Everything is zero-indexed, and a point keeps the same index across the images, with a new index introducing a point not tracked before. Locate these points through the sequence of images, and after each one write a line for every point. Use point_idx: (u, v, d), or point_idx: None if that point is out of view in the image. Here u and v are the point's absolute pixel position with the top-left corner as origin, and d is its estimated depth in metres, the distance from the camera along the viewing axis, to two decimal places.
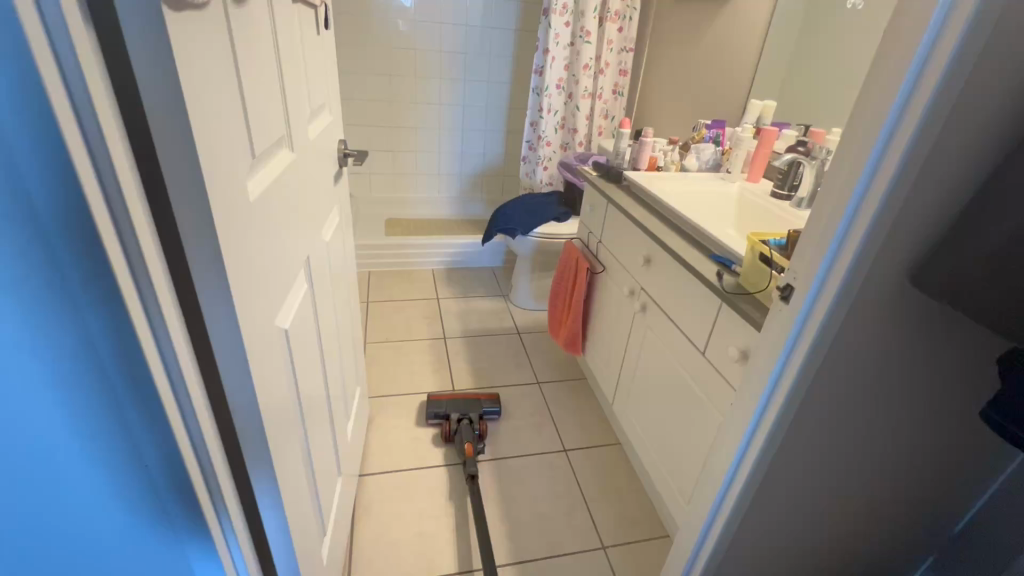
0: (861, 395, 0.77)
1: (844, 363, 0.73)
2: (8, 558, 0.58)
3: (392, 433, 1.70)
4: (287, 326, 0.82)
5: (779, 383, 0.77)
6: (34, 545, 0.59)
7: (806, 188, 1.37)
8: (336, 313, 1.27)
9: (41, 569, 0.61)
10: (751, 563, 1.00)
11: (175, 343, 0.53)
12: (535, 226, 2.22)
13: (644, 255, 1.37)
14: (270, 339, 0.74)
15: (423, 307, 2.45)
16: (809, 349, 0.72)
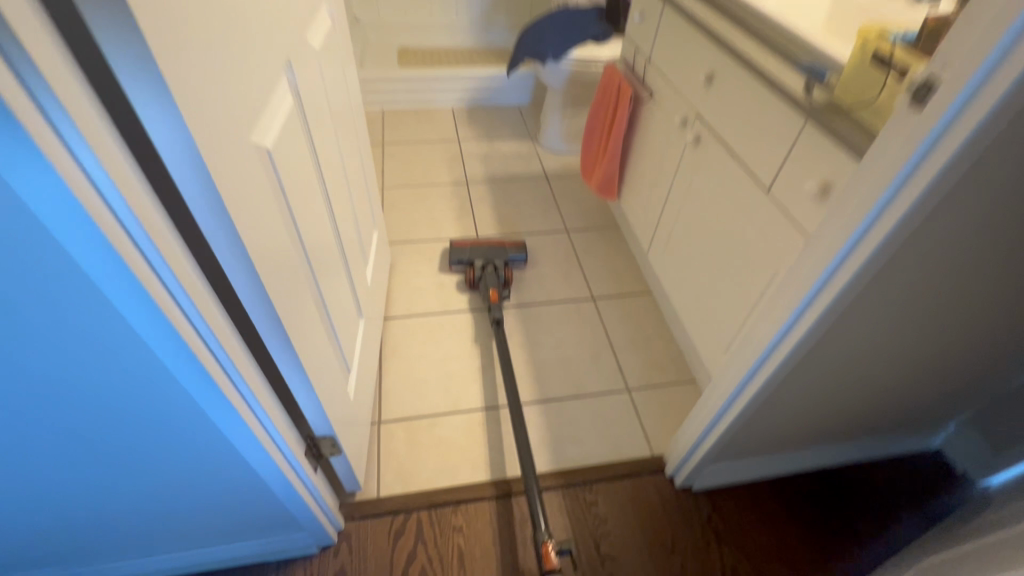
0: (969, 225, 0.63)
1: (968, 186, 0.57)
2: (18, 408, 0.58)
3: (414, 279, 1.65)
4: (269, 147, 0.68)
5: (873, 228, 0.61)
6: (39, 398, 0.58)
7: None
8: (341, 145, 1.11)
9: (55, 418, 0.61)
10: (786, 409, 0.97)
11: (104, 151, 0.42)
12: (570, 48, 1.89)
13: (705, 72, 1.11)
14: (248, 158, 0.61)
15: (443, 149, 2.24)
16: (935, 175, 0.54)
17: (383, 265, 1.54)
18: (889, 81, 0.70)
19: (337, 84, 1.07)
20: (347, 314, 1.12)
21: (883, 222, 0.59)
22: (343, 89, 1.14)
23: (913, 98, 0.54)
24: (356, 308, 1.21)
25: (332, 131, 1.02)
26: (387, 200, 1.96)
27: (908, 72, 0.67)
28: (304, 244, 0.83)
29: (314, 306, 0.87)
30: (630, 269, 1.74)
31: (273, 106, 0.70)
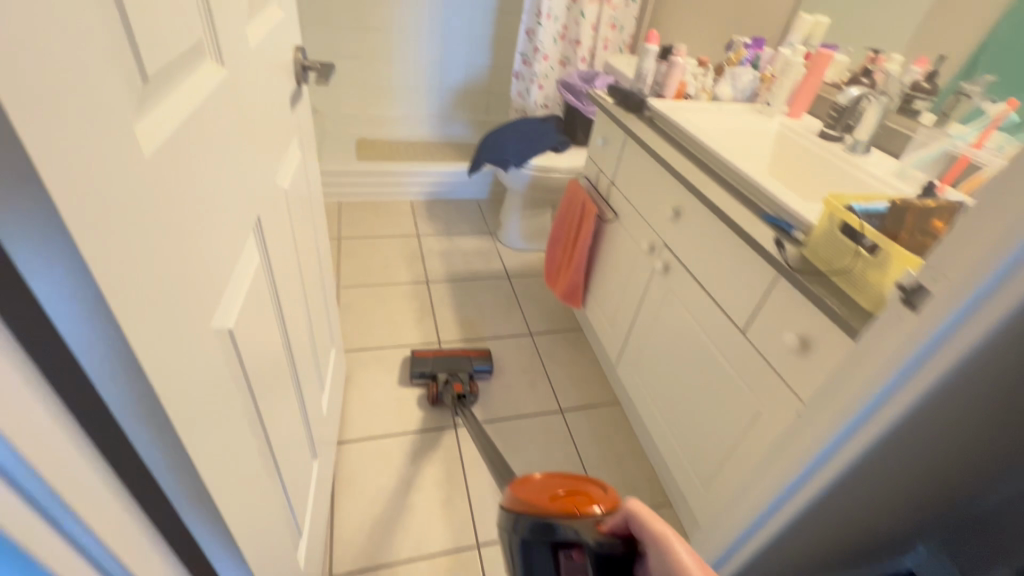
0: (948, 416, 0.63)
1: (954, 392, 0.57)
2: None
3: (373, 395, 1.54)
4: (228, 325, 0.57)
5: (865, 423, 0.60)
6: None
7: (970, 134, 1.04)
8: (306, 273, 1.03)
9: None
10: (773, 563, 0.92)
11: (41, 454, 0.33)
12: (531, 157, 1.95)
13: (671, 207, 1.16)
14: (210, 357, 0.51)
15: (403, 246, 2.20)
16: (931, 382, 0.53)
17: (339, 383, 1.42)
18: (861, 251, 0.72)
19: (305, 211, 1.01)
20: (302, 462, 0.98)
21: (875, 420, 0.59)
22: (310, 214, 1.07)
23: (907, 298, 0.55)
24: (311, 448, 1.07)
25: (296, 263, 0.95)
26: (343, 301, 1.86)
27: (879, 248, 0.69)
28: (266, 410, 0.72)
29: (269, 474, 0.74)
30: (597, 376, 1.70)
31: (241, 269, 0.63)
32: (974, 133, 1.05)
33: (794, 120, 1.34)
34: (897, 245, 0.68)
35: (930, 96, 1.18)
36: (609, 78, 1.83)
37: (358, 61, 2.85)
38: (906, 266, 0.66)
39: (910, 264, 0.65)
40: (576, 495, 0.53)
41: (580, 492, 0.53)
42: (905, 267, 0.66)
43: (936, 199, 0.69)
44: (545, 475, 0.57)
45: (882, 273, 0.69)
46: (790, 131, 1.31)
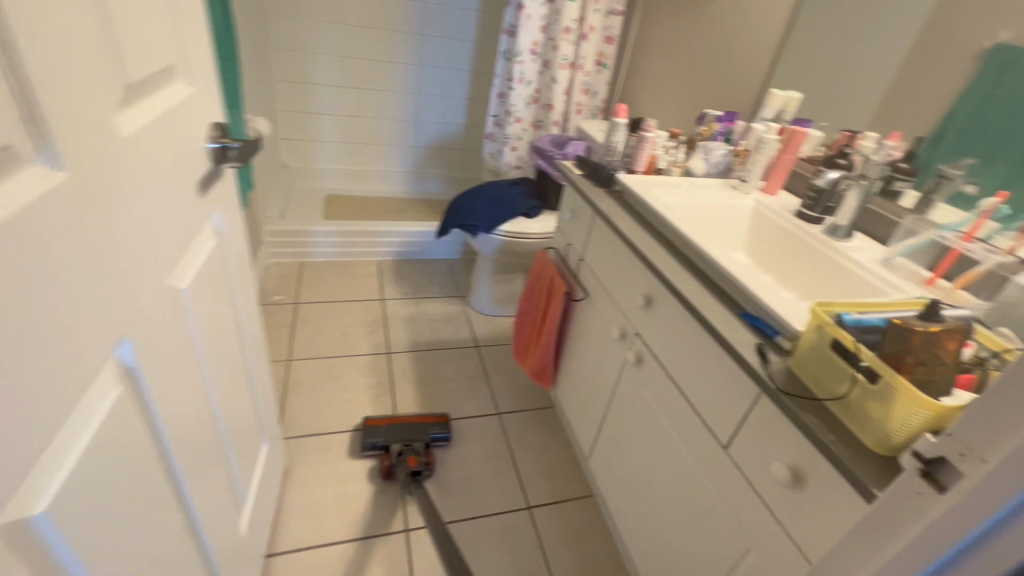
0: None
1: None
2: None
3: (314, 493, 1.36)
4: (37, 512, 0.41)
5: None
6: None
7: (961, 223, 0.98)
8: (221, 372, 0.89)
9: None
10: None
11: None
12: (501, 222, 1.86)
13: (641, 293, 1.05)
14: None
15: (364, 311, 2.06)
16: None
17: (272, 483, 1.24)
18: (858, 377, 0.61)
19: (222, 302, 0.87)
20: None
21: None
22: (231, 302, 0.94)
23: (927, 473, 0.43)
24: None
25: (204, 366, 0.80)
26: (291, 376, 1.69)
27: (881, 378, 0.58)
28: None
29: None
30: (569, 464, 1.55)
31: (85, 415, 0.48)
32: (966, 222, 0.98)
33: (770, 197, 1.28)
34: (901, 376, 0.57)
35: (911, 178, 1.12)
36: (581, 144, 1.78)
37: (329, 117, 2.79)
38: (915, 404, 0.55)
39: (921, 404, 0.54)
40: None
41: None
42: (914, 406, 0.55)
43: (941, 321, 0.59)
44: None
45: (886, 408, 0.58)
46: (766, 209, 1.24)
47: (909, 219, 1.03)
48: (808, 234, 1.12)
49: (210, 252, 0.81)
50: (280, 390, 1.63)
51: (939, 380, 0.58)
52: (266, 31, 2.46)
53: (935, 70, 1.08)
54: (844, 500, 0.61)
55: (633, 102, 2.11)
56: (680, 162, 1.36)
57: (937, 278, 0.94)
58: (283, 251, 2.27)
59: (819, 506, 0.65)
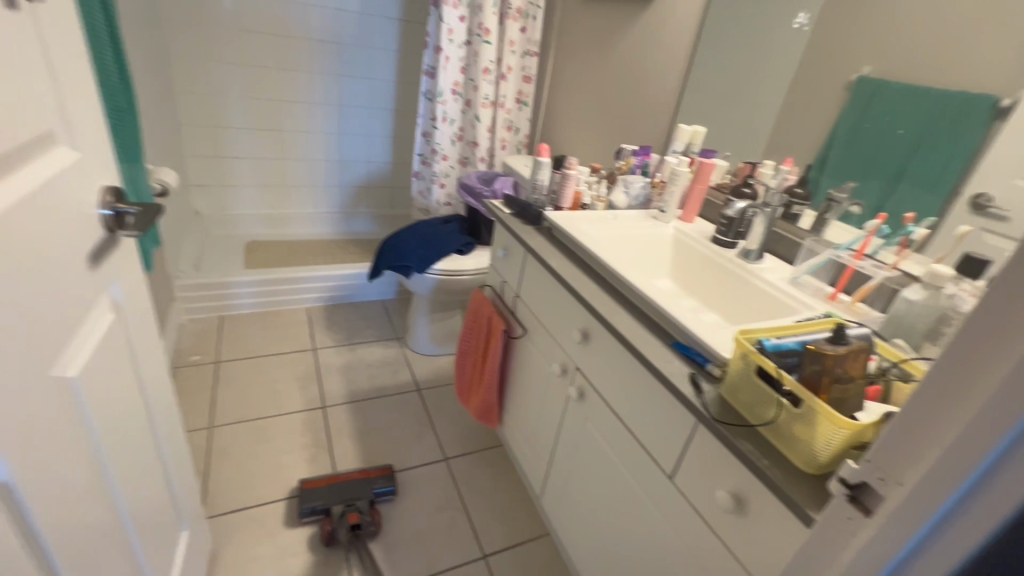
0: None
1: None
2: None
3: (247, 575, 1.23)
4: None
5: None
6: None
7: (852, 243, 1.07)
8: (127, 459, 0.79)
9: None
10: None
11: None
12: (434, 261, 1.84)
13: (578, 328, 1.07)
14: None
15: (295, 364, 1.94)
16: None
17: (195, 572, 1.11)
18: (783, 401, 0.65)
19: (125, 381, 0.78)
20: None
21: None
22: (137, 379, 0.85)
23: (853, 497, 0.45)
24: None
25: (105, 457, 0.71)
26: (215, 444, 1.55)
27: (802, 401, 0.62)
28: None
29: None
30: (523, 504, 1.52)
31: None
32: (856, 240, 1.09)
33: (688, 224, 1.36)
34: (819, 398, 0.61)
35: (806, 201, 1.24)
36: (508, 180, 1.81)
37: (245, 161, 2.67)
38: (834, 424, 0.59)
39: (839, 424, 0.58)
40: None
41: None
42: (833, 426, 0.59)
43: (848, 343, 0.63)
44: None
45: (810, 429, 0.61)
46: (685, 236, 1.31)
47: (809, 240, 1.14)
48: (725, 258, 1.20)
49: (108, 327, 0.73)
50: (201, 462, 1.48)
51: (851, 398, 0.63)
52: (170, 75, 2.33)
53: (815, 107, 1.21)
54: (783, 521, 0.64)
55: (554, 136, 2.19)
56: (603, 195, 1.41)
57: (838, 294, 1.03)
58: (200, 307, 2.10)
59: (762, 528, 0.67)
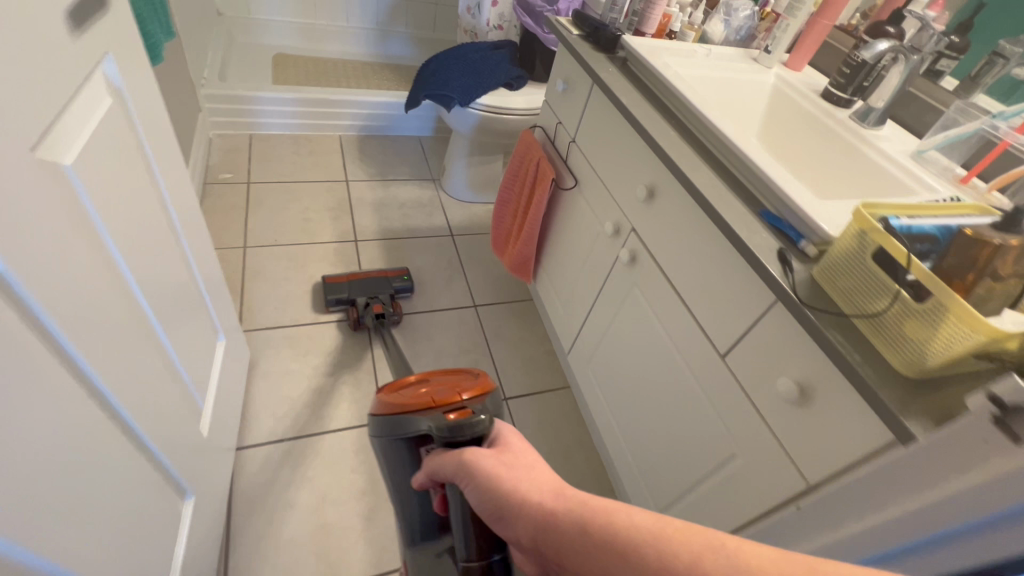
0: None
1: None
2: None
3: (283, 387, 1.30)
4: None
5: None
6: None
7: (1015, 114, 0.84)
8: (150, 264, 0.75)
9: None
10: None
11: None
12: (479, 94, 1.61)
13: (643, 184, 0.92)
14: None
15: (326, 194, 1.86)
16: None
17: (236, 378, 1.17)
18: (900, 294, 0.53)
19: (134, 179, 0.70)
20: (163, 514, 0.76)
21: None
22: (150, 179, 0.77)
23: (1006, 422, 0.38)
24: (181, 487, 0.84)
25: (123, 259, 0.66)
26: (248, 265, 1.55)
27: (929, 295, 0.50)
28: (45, 520, 0.48)
29: None
30: (547, 358, 1.53)
31: None
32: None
33: (794, 74, 1.10)
34: (955, 294, 0.49)
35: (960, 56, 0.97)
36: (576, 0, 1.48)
37: None
38: (968, 327, 0.48)
39: (977, 328, 0.47)
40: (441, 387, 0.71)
41: (445, 386, 0.70)
42: (967, 329, 0.48)
43: (1020, 233, 0.51)
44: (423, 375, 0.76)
45: (931, 328, 0.51)
46: (789, 90, 1.08)
47: (958, 105, 0.90)
48: (834, 120, 0.99)
49: (104, 115, 0.61)
50: (236, 279, 1.50)
51: (992, 303, 0.52)
52: None
53: None
54: (854, 420, 0.58)
55: None
56: (699, 23, 1.12)
57: (972, 177, 0.84)
58: (227, 122, 1.97)
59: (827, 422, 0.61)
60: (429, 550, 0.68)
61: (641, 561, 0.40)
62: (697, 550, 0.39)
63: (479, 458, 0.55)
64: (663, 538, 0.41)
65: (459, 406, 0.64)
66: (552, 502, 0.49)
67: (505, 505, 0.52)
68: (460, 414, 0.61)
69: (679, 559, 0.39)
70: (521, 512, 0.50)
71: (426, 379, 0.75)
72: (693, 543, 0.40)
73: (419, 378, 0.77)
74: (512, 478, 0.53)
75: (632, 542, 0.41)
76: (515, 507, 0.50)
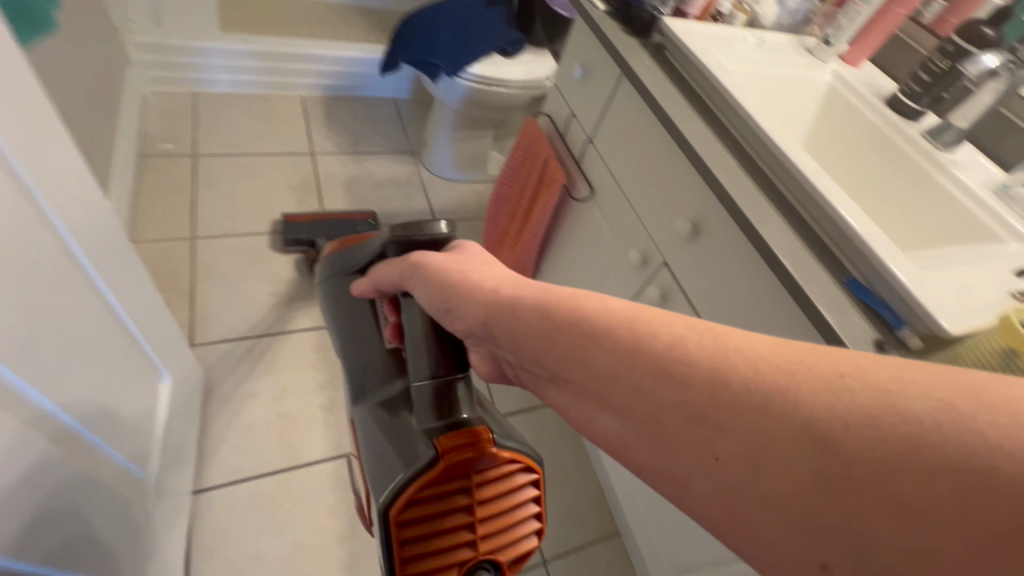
0: None
1: None
2: None
3: (246, 412, 1.13)
4: None
5: None
6: None
7: None
8: (53, 343, 0.56)
9: None
10: None
11: None
12: (470, 61, 1.37)
13: (685, 216, 0.76)
14: None
15: (289, 169, 1.61)
16: None
17: (188, 414, 1.00)
18: None
19: (14, 237, 0.50)
20: None
21: None
22: (42, 219, 0.56)
23: None
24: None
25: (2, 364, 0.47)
26: (198, 261, 1.32)
27: None
28: None
29: None
30: None
31: None
32: None
33: (853, 70, 0.93)
34: None
35: None
36: None
37: None
38: None
39: None
40: None
41: None
42: None
43: None
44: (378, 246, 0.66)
45: None
46: (847, 91, 0.91)
47: None
48: (904, 137, 0.84)
49: None
50: (185, 280, 1.28)
51: None
52: None
53: None
54: None
55: None
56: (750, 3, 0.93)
57: None
58: (164, 76, 1.65)
59: None
60: (368, 402, 0.55)
61: (604, 348, 0.32)
62: (675, 334, 0.30)
63: (429, 257, 0.49)
64: (634, 324, 0.32)
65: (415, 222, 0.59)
66: (513, 290, 0.41)
67: (454, 297, 0.44)
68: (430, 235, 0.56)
69: (654, 338, 0.30)
70: (472, 298, 0.42)
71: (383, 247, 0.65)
72: (670, 328, 0.31)
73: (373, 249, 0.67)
74: (468, 270, 0.45)
75: (596, 318, 0.33)
76: (466, 293, 0.43)
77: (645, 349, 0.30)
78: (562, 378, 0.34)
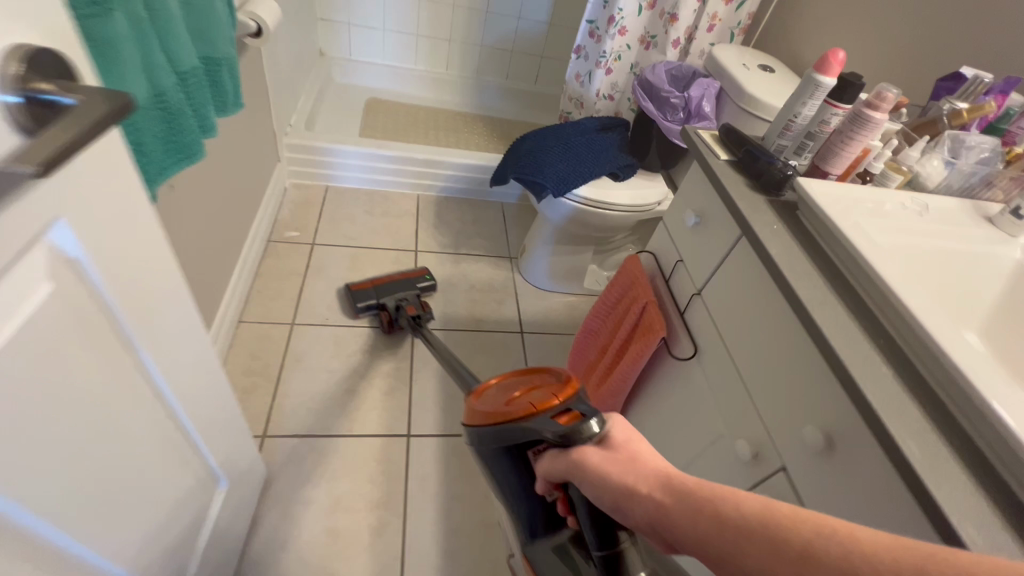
0: None
1: None
2: None
3: (293, 520, 1.09)
4: None
5: None
6: None
7: None
8: (97, 484, 0.54)
9: None
10: None
11: None
12: (577, 184, 1.35)
13: (814, 422, 0.61)
14: None
15: (392, 265, 1.68)
16: None
17: (237, 519, 0.97)
18: None
19: (89, 377, 0.51)
20: None
21: None
22: (129, 349, 0.57)
23: None
24: None
25: (25, 511, 0.46)
26: (291, 348, 1.38)
27: None
28: None
29: None
30: None
31: None
32: None
33: None
34: None
35: None
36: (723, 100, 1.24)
37: None
38: None
39: None
40: (533, 392, 0.66)
41: (537, 390, 0.66)
42: None
43: None
44: (506, 380, 0.73)
45: None
46: None
47: None
48: None
49: (16, 329, 0.41)
50: (275, 365, 1.33)
51: None
52: None
53: None
54: None
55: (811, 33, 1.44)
56: (909, 162, 0.79)
57: None
58: (306, 172, 1.87)
59: None
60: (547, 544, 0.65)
61: (757, 545, 0.39)
62: (804, 539, 0.37)
63: (587, 457, 0.53)
64: (776, 527, 0.39)
65: (563, 408, 0.60)
66: (662, 491, 0.47)
67: (619, 497, 0.49)
68: (570, 417, 0.58)
69: (789, 543, 0.37)
70: (634, 498, 0.48)
71: (511, 381, 0.72)
72: (798, 530, 0.38)
73: (502, 380, 0.74)
74: (617, 472, 0.50)
75: (742, 522, 0.40)
76: (626, 498, 0.48)
77: (789, 553, 0.37)
78: (724, 570, 0.41)
